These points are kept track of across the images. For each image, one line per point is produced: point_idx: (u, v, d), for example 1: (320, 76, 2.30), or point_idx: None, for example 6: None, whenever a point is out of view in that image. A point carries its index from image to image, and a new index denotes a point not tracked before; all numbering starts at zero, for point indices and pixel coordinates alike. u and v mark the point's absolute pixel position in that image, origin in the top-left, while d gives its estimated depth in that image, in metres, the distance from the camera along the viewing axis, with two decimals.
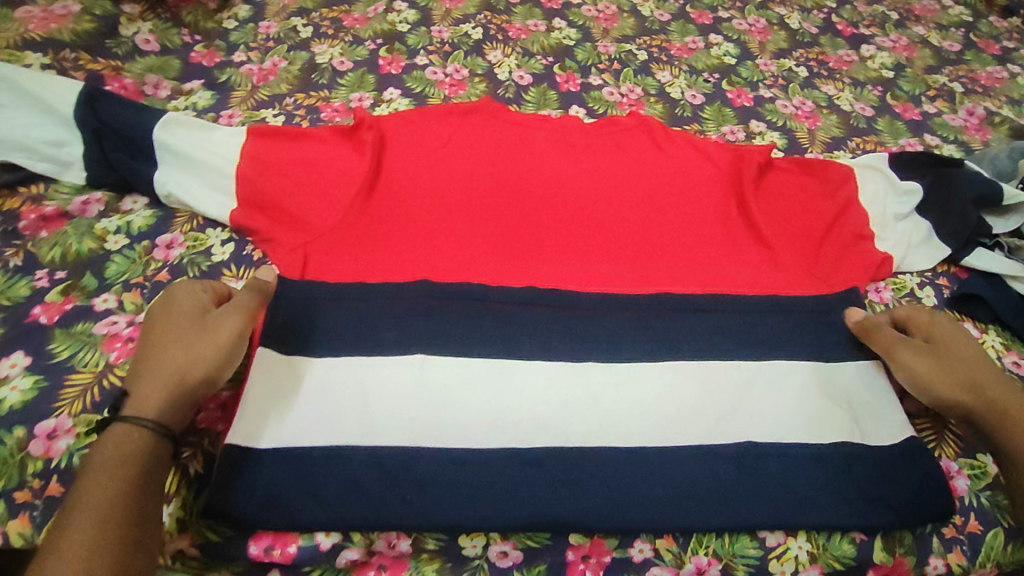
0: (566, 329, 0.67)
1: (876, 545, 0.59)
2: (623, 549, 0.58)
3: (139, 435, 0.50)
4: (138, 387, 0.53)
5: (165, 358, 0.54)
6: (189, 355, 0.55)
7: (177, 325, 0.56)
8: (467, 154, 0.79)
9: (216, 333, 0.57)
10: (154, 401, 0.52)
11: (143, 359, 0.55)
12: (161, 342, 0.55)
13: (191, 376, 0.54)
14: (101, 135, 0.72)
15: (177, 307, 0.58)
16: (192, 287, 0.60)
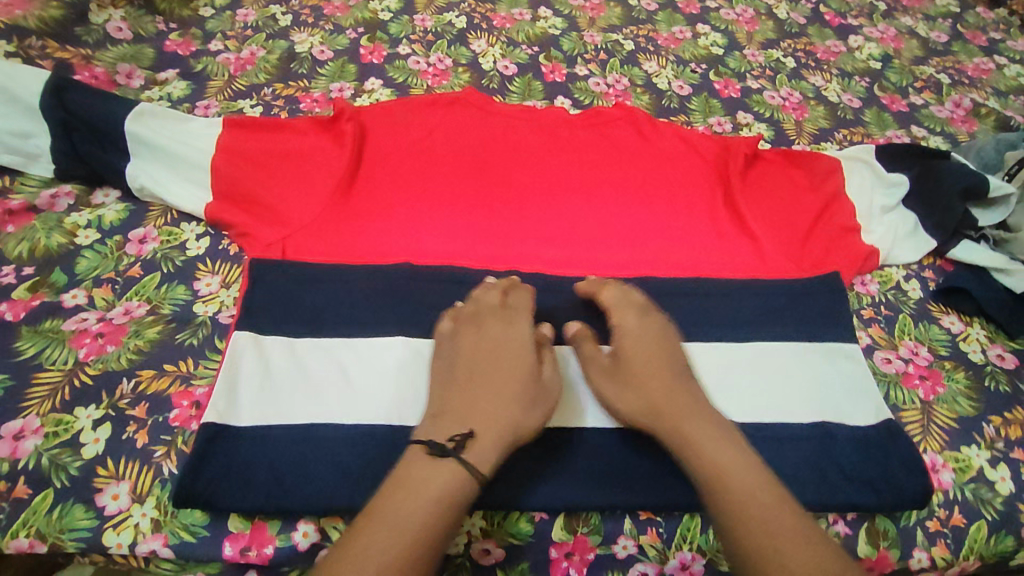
0: (545, 317, 0.66)
1: (860, 538, 0.59)
2: (607, 545, 0.56)
3: (474, 474, 0.51)
4: (477, 419, 0.54)
5: (503, 399, 0.56)
6: (529, 399, 0.56)
7: (510, 367, 0.58)
8: (449, 144, 0.77)
9: (544, 379, 0.59)
10: (490, 435, 0.53)
11: (469, 398, 0.56)
12: (508, 386, 0.57)
13: (525, 420, 0.55)
14: (70, 126, 0.70)
15: (495, 348, 0.60)
16: (526, 315, 0.63)
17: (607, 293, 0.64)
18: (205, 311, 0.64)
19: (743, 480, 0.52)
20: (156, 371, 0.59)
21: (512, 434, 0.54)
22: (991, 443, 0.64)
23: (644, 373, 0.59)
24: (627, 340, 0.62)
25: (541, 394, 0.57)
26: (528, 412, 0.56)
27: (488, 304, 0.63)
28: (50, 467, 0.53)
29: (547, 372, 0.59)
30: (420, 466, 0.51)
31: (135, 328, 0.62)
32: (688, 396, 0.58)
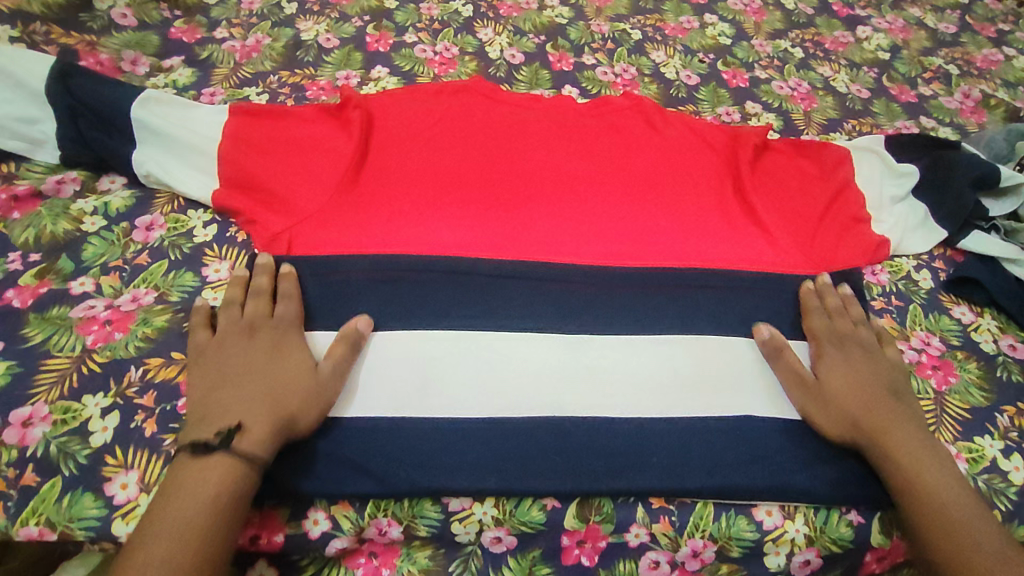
0: (557, 305, 0.65)
1: (874, 528, 0.58)
2: (620, 534, 0.56)
3: (244, 467, 0.50)
4: (238, 414, 0.52)
5: (270, 392, 0.54)
6: (302, 396, 0.55)
7: (277, 367, 0.56)
8: (456, 134, 0.77)
9: (320, 375, 0.56)
10: (260, 427, 0.52)
11: (221, 394, 0.54)
12: (275, 387, 0.54)
13: (295, 415, 0.54)
14: (76, 112, 0.69)
15: (278, 350, 0.58)
16: (285, 317, 0.60)
17: (818, 317, 0.66)
18: (214, 298, 0.63)
19: (945, 476, 0.55)
20: (164, 360, 0.59)
21: (283, 428, 0.53)
22: (1005, 433, 0.64)
23: (848, 387, 0.61)
24: (841, 362, 0.63)
25: (314, 389, 0.55)
26: (305, 407, 0.54)
27: (255, 311, 0.60)
28: (58, 454, 0.53)
29: (326, 367, 0.57)
30: (183, 466, 0.49)
31: (144, 315, 0.61)
32: (892, 406, 0.59)
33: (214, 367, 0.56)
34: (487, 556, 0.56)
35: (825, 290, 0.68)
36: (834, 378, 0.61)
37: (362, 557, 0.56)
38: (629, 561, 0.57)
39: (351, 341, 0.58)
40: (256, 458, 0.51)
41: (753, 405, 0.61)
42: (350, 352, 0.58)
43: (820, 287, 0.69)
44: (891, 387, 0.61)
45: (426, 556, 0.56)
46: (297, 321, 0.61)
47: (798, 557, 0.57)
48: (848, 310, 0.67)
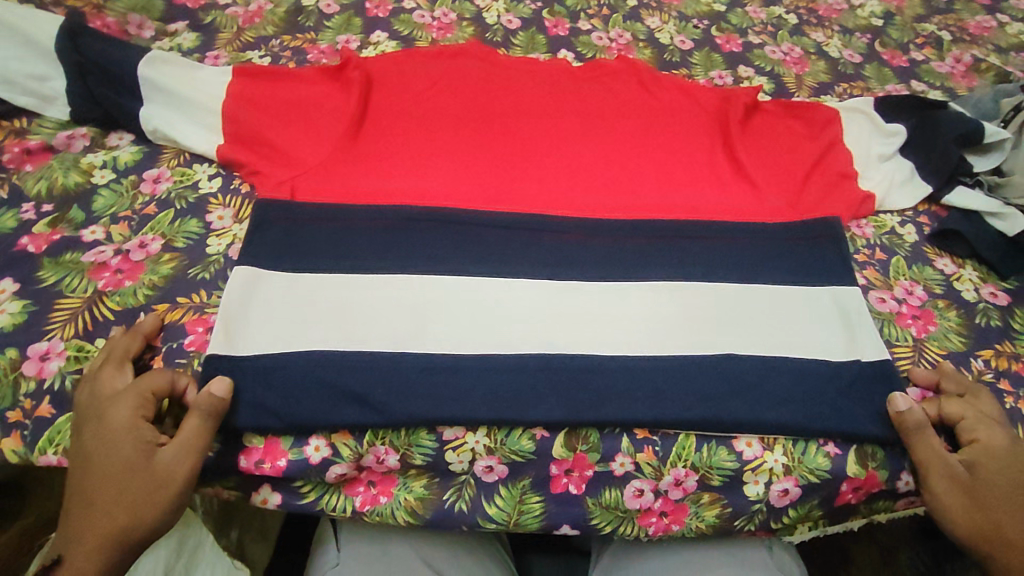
0: (548, 252, 0.67)
1: (850, 459, 0.61)
2: (605, 463, 0.59)
3: None
4: (74, 542, 0.50)
5: (109, 504, 0.50)
6: (137, 504, 0.50)
7: (110, 470, 0.50)
8: (452, 94, 0.79)
9: (159, 466, 0.51)
10: (85, 558, 0.49)
11: (70, 504, 0.51)
12: (108, 495, 0.50)
13: (137, 521, 0.50)
14: (85, 69, 0.71)
15: (117, 437, 0.51)
16: (121, 407, 0.52)
17: (958, 403, 0.60)
18: (219, 244, 0.66)
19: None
20: (170, 304, 0.61)
21: (124, 539, 0.50)
22: (980, 375, 0.66)
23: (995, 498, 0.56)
24: (987, 452, 0.58)
25: (152, 486, 0.50)
26: (141, 514, 0.50)
27: (101, 385, 0.53)
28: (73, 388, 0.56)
29: (166, 458, 0.51)
30: None
31: (152, 264, 0.63)
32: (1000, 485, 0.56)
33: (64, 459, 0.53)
34: (479, 486, 0.59)
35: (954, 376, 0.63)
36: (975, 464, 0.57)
37: (361, 486, 0.59)
38: (614, 490, 0.59)
39: (202, 412, 0.52)
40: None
41: (737, 344, 0.63)
42: (200, 421, 0.52)
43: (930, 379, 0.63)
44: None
45: (422, 485, 0.59)
46: (136, 396, 0.52)
47: (777, 486, 0.60)
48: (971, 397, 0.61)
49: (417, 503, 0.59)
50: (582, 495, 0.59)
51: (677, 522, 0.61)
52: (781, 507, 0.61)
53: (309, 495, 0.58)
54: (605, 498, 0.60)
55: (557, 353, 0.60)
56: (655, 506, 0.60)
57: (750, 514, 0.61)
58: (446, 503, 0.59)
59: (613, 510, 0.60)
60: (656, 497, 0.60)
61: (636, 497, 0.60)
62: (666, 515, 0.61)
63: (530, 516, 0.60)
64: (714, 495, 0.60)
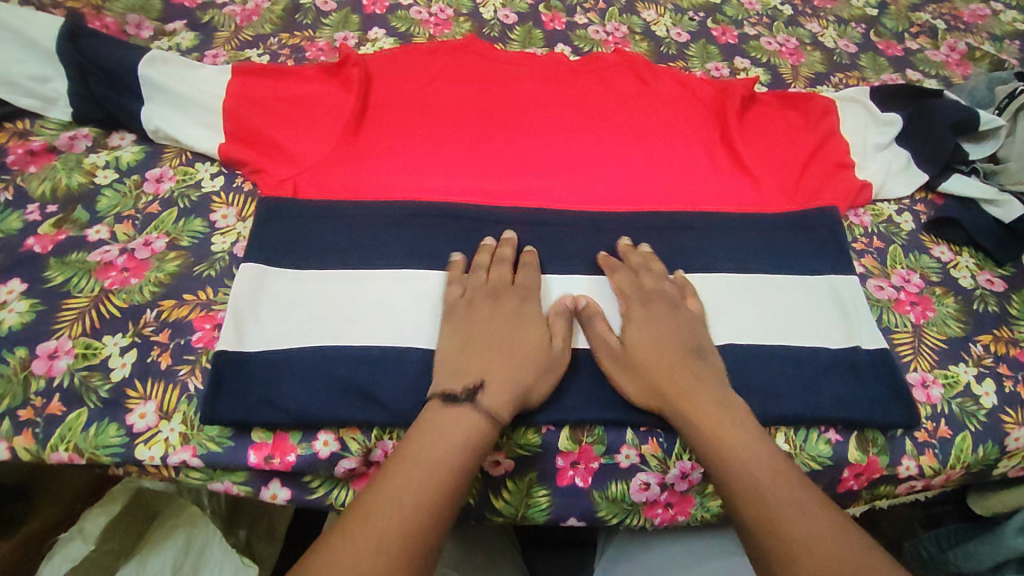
0: (549, 246, 0.68)
1: (851, 444, 0.62)
2: (610, 455, 0.60)
3: (473, 428, 0.53)
4: (484, 373, 0.56)
5: (519, 354, 0.58)
6: (540, 363, 0.58)
7: (531, 332, 0.60)
8: (452, 90, 0.79)
9: (558, 340, 0.60)
10: (504, 388, 0.55)
11: (495, 355, 0.58)
12: (524, 351, 0.58)
13: (531, 386, 0.57)
14: (86, 70, 0.72)
15: (518, 311, 0.62)
16: (524, 283, 0.63)
17: (626, 270, 0.66)
18: (223, 242, 0.66)
19: (756, 457, 0.53)
20: (176, 301, 0.62)
21: (522, 395, 0.56)
22: (979, 360, 0.67)
23: (649, 360, 0.59)
24: (633, 325, 0.62)
25: (550, 359, 0.59)
26: (542, 377, 0.58)
27: (499, 276, 0.63)
28: (81, 386, 0.56)
29: (560, 341, 0.60)
30: (435, 409, 0.54)
31: (157, 262, 0.64)
32: (695, 375, 0.58)
33: (477, 316, 0.60)
34: (486, 479, 0.60)
35: (630, 254, 0.67)
36: (635, 339, 0.61)
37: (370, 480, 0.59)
38: (619, 481, 0.60)
39: (564, 316, 0.62)
40: (501, 413, 0.54)
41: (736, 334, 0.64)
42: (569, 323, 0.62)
43: (628, 249, 0.68)
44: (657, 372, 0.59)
45: None
46: (535, 288, 0.64)
47: None
48: (652, 269, 0.66)
49: None
50: (589, 487, 0.60)
51: (682, 513, 0.62)
52: None
53: (318, 490, 0.59)
54: (611, 489, 0.60)
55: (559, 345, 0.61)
56: (661, 497, 0.61)
57: None
58: None
59: (618, 503, 0.61)
60: (662, 489, 0.61)
61: (642, 490, 0.60)
62: (671, 506, 0.62)
63: (536, 510, 0.60)
64: None
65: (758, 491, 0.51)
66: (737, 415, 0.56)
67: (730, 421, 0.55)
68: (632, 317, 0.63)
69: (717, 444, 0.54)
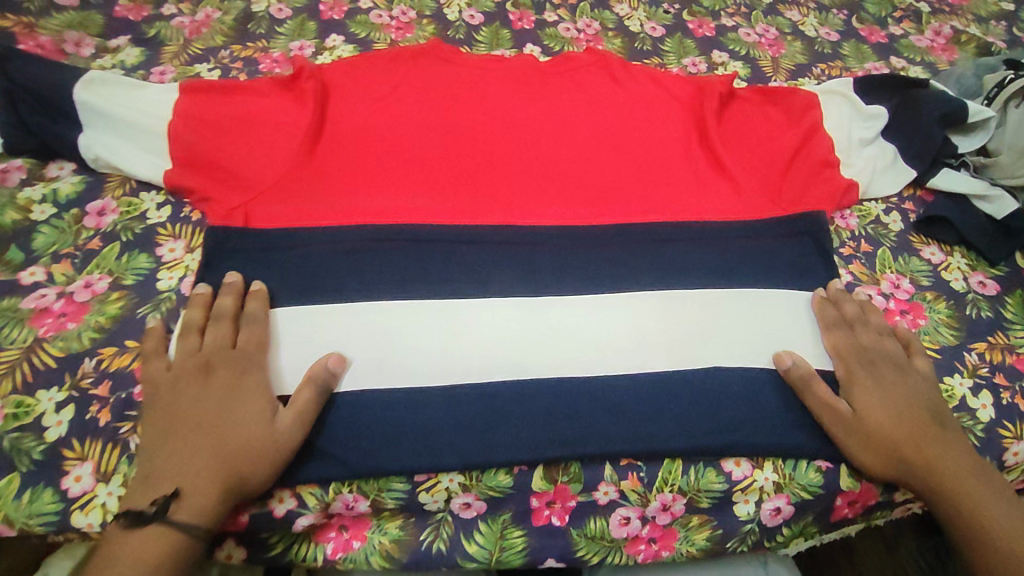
0: (518, 266, 0.64)
1: (843, 472, 0.59)
2: (588, 493, 0.57)
3: (176, 537, 0.48)
4: (176, 475, 0.49)
5: (212, 449, 0.51)
6: (254, 449, 0.51)
7: (211, 417, 0.52)
8: (414, 100, 0.75)
9: (279, 424, 0.53)
10: (205, 495, 0.49)
11: (177, 446, 0.51)
12: (249, 439, 0.51)
13: (247, 474, 0.51)
14: (15, 97, 0.67)
15: (245, 388, 0.54)
16: (245, 353, 0.56)
17: (837, 330, 0.62)
18: (169, 279, 0.62)
19: (994, 491, 0.55)
20: (118, 348, 0.58)
21: (234, 489, 0.50)
22: (974, 370, 0.64)
23: (888, 420, 0.57)
24: (854, 388, 0.59)
25: (265, 444, 0.52)
26: (257, 470, 0.51)
27: (214, 342, 0.56)
28: (12, 450, 0.52)
29: (286, 419, 0.53)
30: (125, 523, 0.48)
31: (98, 304, 0.60)
32: (929, 426, 0.57)
33: (181, 398, 0.53)
34: (457, 523, 0.57)
35: (818, 303, 0.64)
36: (872, 409, 0.57)
37: (332, 532, 0.56)
38: (599, 518, 0.57)
39: (319, 385, 0.55)
40: (202, 526, 0.49)
41: (720, 354, 0.61)
42: (318, 393, 0.54)
43: (835, 295, 0.65)
44: (926, 406, 0.58)
45: (396, 526, 0.56)
46: (260, 350, 0.57)
47: (766, 504, 0.58)
48: (867, 320, 0.63)
49: (392, 545, 0.56)
50: (566, 526, 0.57)
51: (668, 548, 0.58)
52: (774, 526, 0.59)
53: (277, 547, 0.55)
54: (591, 528, 0.57)
55: (530, 376, 0.58)
56: (643, 532, 0.58)
57: (742, 535, 0.58)
58: (423, 544, 0.56)
59: (600, 540, 0.57)
60: (644, 523, 0.58)
61: (622, 525, 0.57)
62: (655, 541, 0.58)
63: (512, 552, 0.57)
64: (704, 517, 0.58)
65: (964, 492, 0.55)
66: (948, 422, 0.58)
67: (968, 455, 0.56)
68: (854, 370, 0.60)
69: (940, 466, 0.55)
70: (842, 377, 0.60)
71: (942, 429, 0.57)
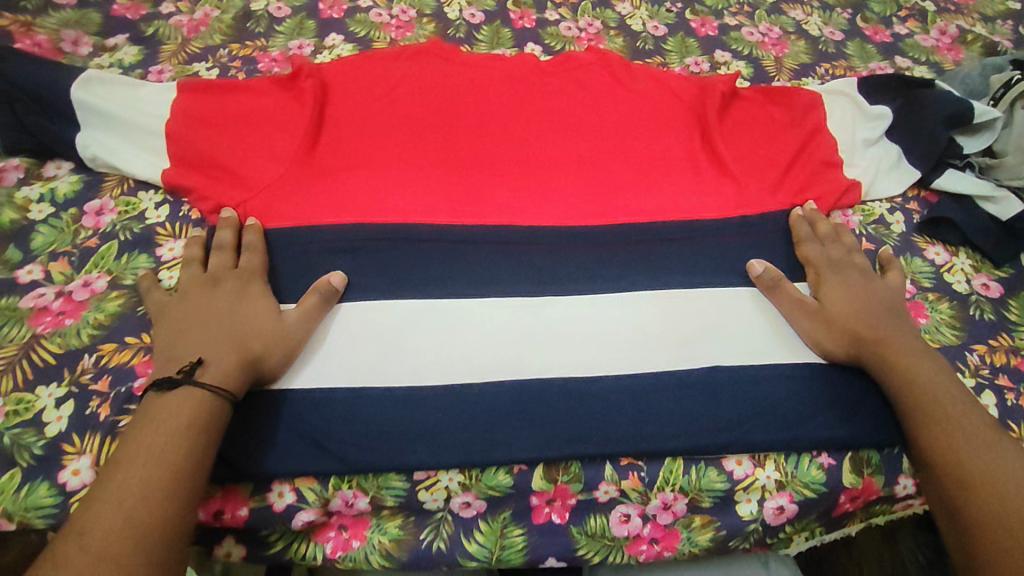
0: (518, 264, 0.64)
1: (844, 468, 0.58)
2: (589, 491, 0.56)
3: (204, 396, 0.50)
4: (197, 353, 0.53)
5: (230, 331, 0.54)
6: (266, 333, 0.55)
7: (225, 311, 0.56)
8: (413, 98, 0.74)
9: (288, 316, 0.57)
10: (225, 363, 0.52)
11: (196, 333, 0.54)
12: (261, 326, 0.55)
13: (262, 354, 0.54)
14: (13, 96, 0.67)
15: (253, 290, 0.58)
16: (251, 264, 0.60)
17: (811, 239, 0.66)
18: (169, 277, 0.62)
19: (959, 404, 0.55)
20: (118, 345, 0.57)
21: (251, 365, 0.53)
22: (976, 370, 0.63)
23: (854, 309, 0.60)
24: (822, 286, 0.63)
25: (276, 330, 0.55)
26: (271, 348, 0.54)
27: (218, 262, 0.60)
28: (12, 445, 0.52)
29: (292, 312, 0.57)
30: (152, 399, 0.50)
31: (96, 303, 0.60)
32: (892, 322, 0.60)
33: (196, 301, 0.57)
34: (457, 522, 0.56)
35: (794, 217, 0.68)
36: (837, 299, 0.61)
37: (332, 531, 0.56)
38: (599, 516, 0.57)
39: (320, 293, 0.58)
40: (228, 389, 0.51)
41: (721, 355, 0.60)
42: (319, 302, 0.58)
43: (810, 215, 0.69)
44: (888, 306, 0.61)
45: (396, 525, 0.56)
46: (263, 271, 0.60)
47: (770, 502, 0.57)
48: (840, 239, 0.67)
49: (392, 544, 0.55)
50: (567, 525, 0.57)
51: (669, 549, 0.57)
52: (779, 524, 0.58)
53: (276, 544, 0.55)
54: (591, 526, 0.57)
55: (530, 376, 0.57)
56: (644, 531, 0.57)
57: (744, 534, 0.58)
58: (423, 543, 0.55)
59: (600, 538, 0.57)
60: (645, 521, 0.57)
61: (623, 523, 0.57)
62: (657, 541, 0.57)
63: (512, 551, 0.56)
64: (706, 517, 0.57)
65: (926, 397, 0.55)
66: (915, 336, 0.60)
67: (933, 364, 0.57)
68: (829, 278, 0.63)
69: (903, 364, 0.57)
70: (812, 279, 0.64)
71: (906, 335, 0.59)
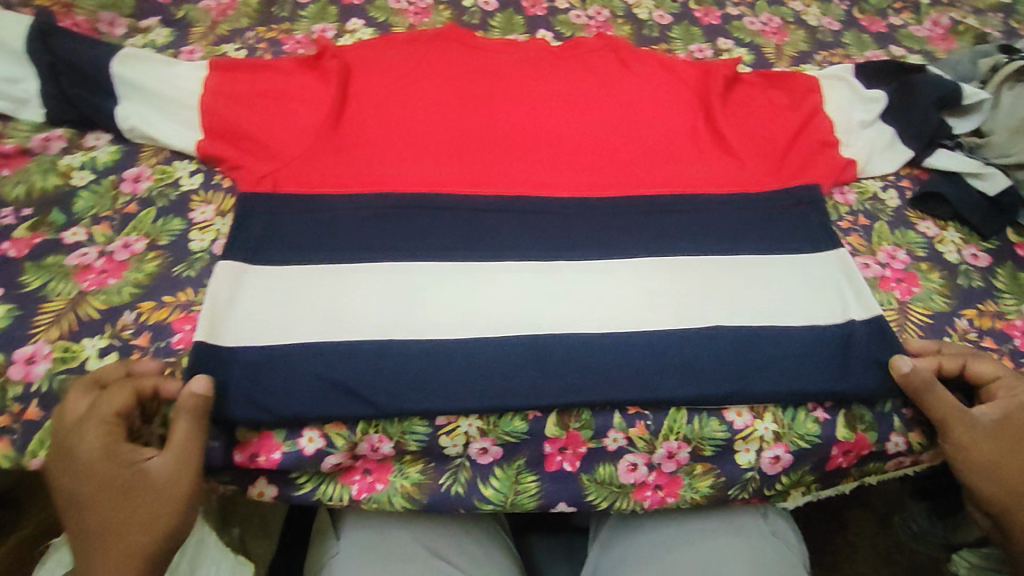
0: (532, 231, 0.68)
1: (839, 422, 0.62)
2: (598, 439, 0.60)
3: None
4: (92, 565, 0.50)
5: (114, 526, 0.50)
6: (145, 511, 0.50)
7: (94, 496, 0.50)
8: (431, 78, 0.78)
9: (160, 476, 0.51)
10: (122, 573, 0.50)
11: (82, 535, 0.51)
12: (139, 510, 0.50)
13: (158, 534, 0.51)
14: (57, 70, 0.71)
15: (102, 460, 0.50)
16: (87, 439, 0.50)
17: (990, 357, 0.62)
18: (202, 240, 0.66)
19: None
20: (156, 303, 0.61)
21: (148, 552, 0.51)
22: (964, 335, 0.67)
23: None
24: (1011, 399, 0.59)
25: (155, 503, 0.50)
26: (161, 527, 0.51)
27: (69, 419, 0.51)
28: (61, 390, 0.56)
29: (162, 469, 0.51)
30: None
31: (137, 262, 0.63)
32: None
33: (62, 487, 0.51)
34: (474, 468, 0.60)
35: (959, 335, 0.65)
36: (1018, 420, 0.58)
37: (358, 474, 0.60)
38: (608, 464, 0.61)
39: (189, 414, 0.51)
40: None
41: (723, 315, 0.64)
42: (193, 422, 0.52)
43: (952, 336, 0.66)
44: None
45: (418, 470, 0.60)
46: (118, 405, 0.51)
47: (767, 452, 0.61)
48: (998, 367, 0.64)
49: (414, 488, 0.60)
50: (577, 472, 0.61)
51: (672, 495, 0.62)
52: (774, 474, 0.62)
53: (306, 485, 0.59)
54: (599, 473, 0.61)
55: (544, 333, 0.61)
56: (649, 479, 0.61)
57: (743, 483, 0.62)
58: (442, 487, 0.60)
59: (608, 485, 0.61)
60: (650, 470, 0.61)
61: (629, 471, 0.61)
62: (660, 488, 0.62)
63: (525, 496, 0.61)
64: (707, 465, 0.61)
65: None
66: None
67: None
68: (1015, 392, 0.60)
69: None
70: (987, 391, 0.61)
71: None
